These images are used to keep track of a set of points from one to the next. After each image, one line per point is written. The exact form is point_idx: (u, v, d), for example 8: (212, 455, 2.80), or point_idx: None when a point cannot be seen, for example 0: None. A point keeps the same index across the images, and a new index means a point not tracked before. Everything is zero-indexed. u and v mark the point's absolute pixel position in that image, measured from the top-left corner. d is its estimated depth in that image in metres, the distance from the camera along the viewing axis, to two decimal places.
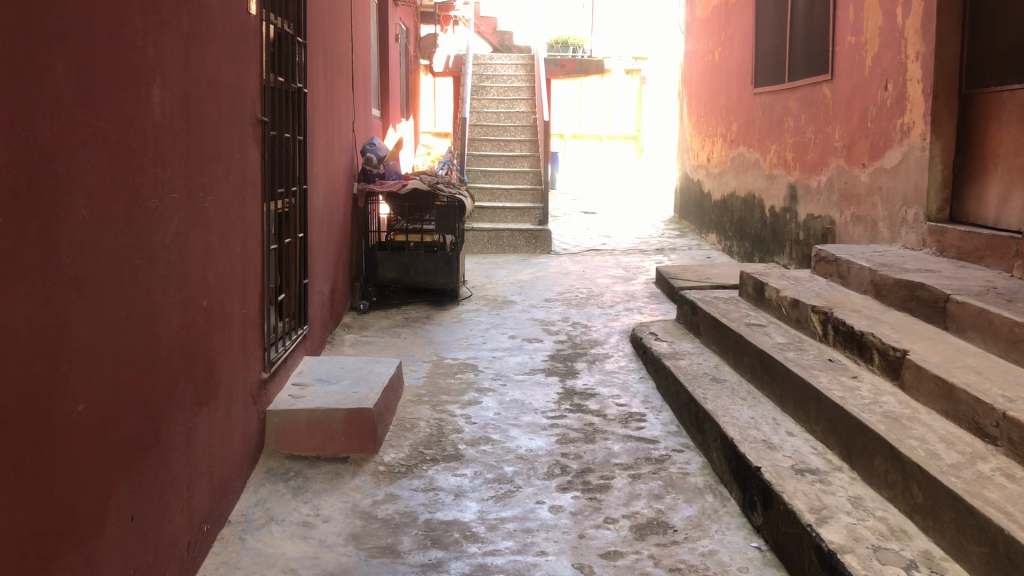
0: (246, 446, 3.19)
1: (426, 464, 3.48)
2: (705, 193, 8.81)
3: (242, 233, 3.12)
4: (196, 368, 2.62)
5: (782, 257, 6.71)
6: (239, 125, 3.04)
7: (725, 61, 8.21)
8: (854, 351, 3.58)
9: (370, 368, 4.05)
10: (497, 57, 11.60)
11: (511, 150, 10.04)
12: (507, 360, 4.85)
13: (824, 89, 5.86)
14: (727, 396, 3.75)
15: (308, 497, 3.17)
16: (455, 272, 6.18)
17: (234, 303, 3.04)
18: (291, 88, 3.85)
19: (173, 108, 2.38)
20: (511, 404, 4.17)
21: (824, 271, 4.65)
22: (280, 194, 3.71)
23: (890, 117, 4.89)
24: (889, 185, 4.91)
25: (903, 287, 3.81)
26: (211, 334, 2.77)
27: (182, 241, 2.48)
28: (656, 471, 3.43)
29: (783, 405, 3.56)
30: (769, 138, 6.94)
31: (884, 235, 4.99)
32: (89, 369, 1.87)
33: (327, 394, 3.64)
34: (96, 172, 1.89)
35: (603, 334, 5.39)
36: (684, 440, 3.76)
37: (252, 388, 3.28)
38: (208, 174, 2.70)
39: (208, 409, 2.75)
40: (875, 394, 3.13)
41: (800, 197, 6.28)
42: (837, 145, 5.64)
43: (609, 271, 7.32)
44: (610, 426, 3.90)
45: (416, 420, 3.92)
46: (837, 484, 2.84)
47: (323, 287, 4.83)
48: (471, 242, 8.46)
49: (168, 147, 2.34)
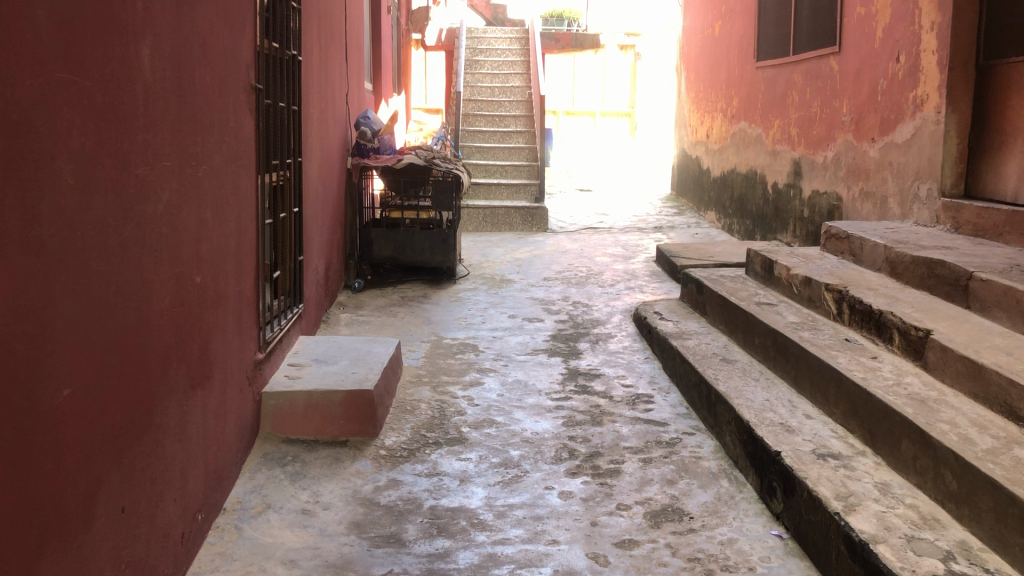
0: (241, 430, 3.05)
1: (429, 448, 3.34)
2: (704, 170, 8.67)
3: (237, 205, 2.96)
4: (190, 348, 2.48)
5: (784, 235, 6.58)
6: (232, 91, 2.87)
7: (726, 34, 8.04)
8: (872, 331, 3.46)
9: (368, 349, 3.91)
10: (491, 30, 11.38)
11: (505, 126, 9.86)
12: (508, 340, 4.71)
13: (831, 62, 5.72)
14: (739, 377, 3.62)
15: (307, 483, 3.03)
16: (452, 250, 6.03)
17: (229, 280, 2.89)
18: (286, 55, 3.67)
19: (165, 70, 2.22)
20: (514, 385, 4.03)
21: (835, 249, 4.52)
22: (275, 165, 3.55)
23: (902, 89, 4.75)
24: (901, 160, 4.78)
25: (921, 264, 3.68)
26: (205, 312, 2.62)
27: (175, 214, 2.32)
28: (667, 455, 3.31)
29: (799, 387, 3.43)
30: (772, 113, 6.80)
31: (894, 213, 4.86)
32: (75, 350, 1.72)
33: (324, 376, 3.50)
34: (81, 136, 1.73)
35: (605, 313, 5.25)
36: (694, 423, 3.63)
37: (246, 369, 3.13)
38: (201, 143, 2.54)
39: (202, 392, 2.61)
40: (898, 375, 3.02)
41: (804, 173, 6.15)
42: (844, 119, 5.50)
43: (608, 249, 7.18)
44: (617, 408, 3.77)
45: (416, 403, 3.78)
46: (862, 469, 2.72)
47: (319, 265, 4.68)
48: (467, 219, 8.31)
49: (159, 112, 2.18)
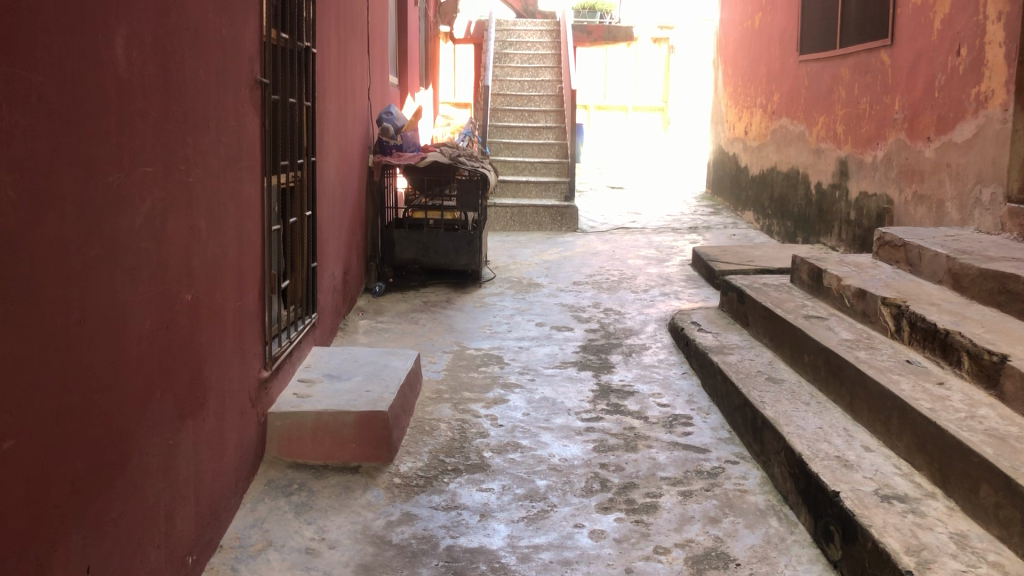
0: (242, 456, 2.79)
1: (447, 476, 3.06)
2: (742, 168, 8.32)
3: (238, 211, 2.70)
4: (178, 377, 2.22)
5: (828, 238, 6.23)
6: (232, 88, 2.60)
7: (765, 28, 7.70)
8: (936, 352, 3.14)
9: (385, 363, 3.64)
10: (521, 23, 11.07)
11: (535, 121, 9.57)
12: (535, 352, 4.42)
13: (881, 55, 5.37)
14: (788, 400, 3.31)
15: (313, 516, 2.76)
16: (477, 252, 5.72)
17: (228, 294, 2.63)
18: (297, 47, 3.41)
19: (146, 62, 1.95)
20: (540, 403, 3.74)
21: (889, 257, 4.18)
22: (284, 167, 3.28)
23: (962, 85, 4.40)
24: (960, 161, 4.43)
25: (990, 279, 3.35)
26: (197, 333, 2.36)
27: (159, 225, 2.06)
28: (709, 488, 3.01)
29: (855, 414, 3.12)
30: (815, 110, 6.45)
31: (953, 218, 4.51)
32: (19, 395, 1.45)
33: (336, 394, 3.23)
34: (30, 141, 1.47)
35: (638, 322, 4.95)
36: (738, 449, 3.32)
37: (250, 390, 2.87)
38: (193, 145, 2.28)
39: (194, 421, 2.35)
40: (971, 407, 2.69)
41: (851, 173, 5.80)
42: (896, 117, 5.15)
43: (641, 251, 6.86)
44: (652, 432, 3.47)
45: (436, 422, 3.50)
46: (933, 516, 2.40)
47: (335, 269, 4.41)
48: (494, 218, 8.03)
49: (137, 110, 1.91)
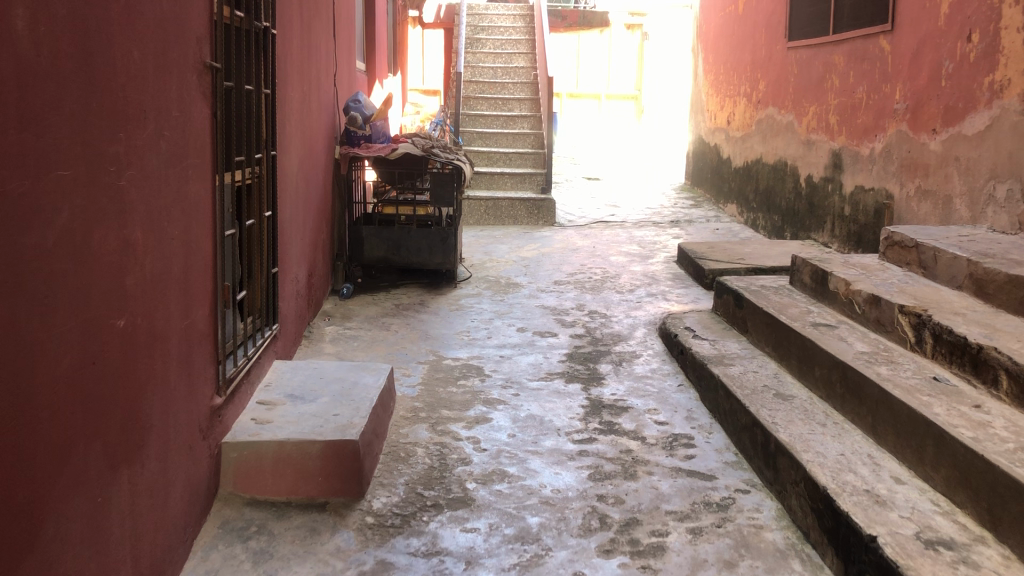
0: (191, 499, 2.43)
1: (426, 513, 2.71)
2: (724, 159, 8.03)
3: (184, 217, 2.32)
4: (108, 421, 1.84)
5: (819, 234, 5.94)
6: (176, 73, 2.23)
7: (750, 13, 7.39)
8: (966, 369, 2.84)
9: (354, 380, 3.28)
10: (493, 7, 10.67)
11: (509, 110, 9.22)
12: (518, 361, 4.08)
13: (880, 42, 5.08)
14: (801, 421, 3.00)
15: (274, 567, 2.40)
16: (452, 250, 5.36)
17: (173, 314, 2.26)
18: (255, 27, 3.03)
19: (59, 38, 1.57)
20: (527, 422, 3.40)
21: (899, 259, 3.89)
22: (239, 162, 2.90)
23: (973, 74, 4.11)
24: (971, 155, 4.15)
25: (1021, 286, 3.06)
26: (133, 364, 1.98)
27: (80, 240, 1.69)
28: (721, 524, 2.68)
29: (878, 437, 2.82)
30: (805, 98, 6.16)
31: (962, 215, 4.23)
32: None
33: (299, 419, 2.87)
34: None
35: (626, 326, 4.62)
36: (747, 475, 3.01)
37: (200, 421, 2.50)
38: (126, 141, 1.91)
39: (130, 468, 1.97)
40: (1018, 435, 2.39)
41: (846, 166, 5.52)
42: (897, 107, 4.86)
43: (623, 247, 6.54)
44: (652, 455, 3.14)
45: (412, 448, 3.15)
46: (988, 568, 2.10)
47: (298, 272, 4.03)
48: (467, 212, 7.67)
49: (48, 98, 1.53)
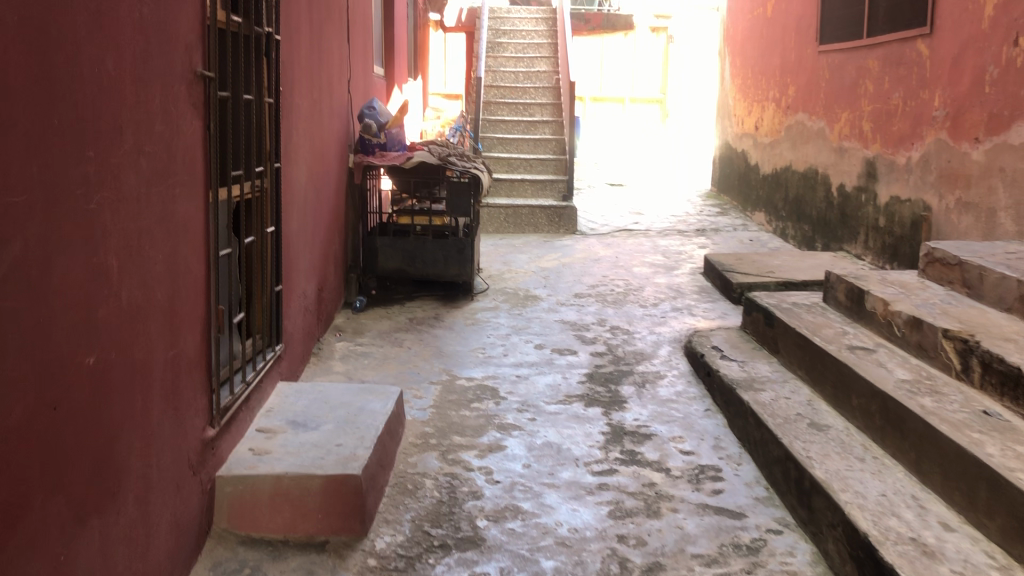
0: (179, 542, 2.25)
1: (433, 555, 2.52)
2: (752, 165, 7.80)
3: (170, 239, 2.15)
4: (74, 469, 1.67)
5: (852, 245, 5.71)
6: (160, 85, 2.06)
7: (780, 15, 7.16)
8: (1020, 402, 2.61)
9: (361, 405, 3.10)
10: (515, 10, 10.47)
11: (531, 115, 9.03)
12: (535, 382, 3.88)
13: (918, 45, 4.84)
14: (838, 455, 2.78)
15: None
16: (469, 261, 5.17)
17: (156, 345, 2.08)
18: (256, 32, 2.86)
19: (9, 50, 1.40)
20: (543, 451, 3.21)
21: (941, 277, 3.66)
22: (236, 176, 2.73)
23: (1021, 80, 3.88)
24: (1017, 165, 3.91)
25: None
26: (106, 404, 1.81)
27: (37, 273, 1.51)
28: (751, 570, 2.47)
29: (923, 476, 2.60)
30: (838, 104, 5.92)
31: (1007, 230, 4.00)
32: None
33: (299, 450, 2.69)
34: None
35: (650, 344, 4.41)
36: (779, 513, 2.79)
37: (189, 455, 2.33)
38: (96, 160, 1.73)
39: (101, 518, 1.80)
40: None
41: (880, 174, 5.28)
42: (936, 114, 4.62)
43: (646, 258, 6.33)
44: (677, 489, 2.94)
45: (420, 480, 2.96)
46: None
47: (306, 288, 3.86)
48: (486, 220, 7.48)
49: None
